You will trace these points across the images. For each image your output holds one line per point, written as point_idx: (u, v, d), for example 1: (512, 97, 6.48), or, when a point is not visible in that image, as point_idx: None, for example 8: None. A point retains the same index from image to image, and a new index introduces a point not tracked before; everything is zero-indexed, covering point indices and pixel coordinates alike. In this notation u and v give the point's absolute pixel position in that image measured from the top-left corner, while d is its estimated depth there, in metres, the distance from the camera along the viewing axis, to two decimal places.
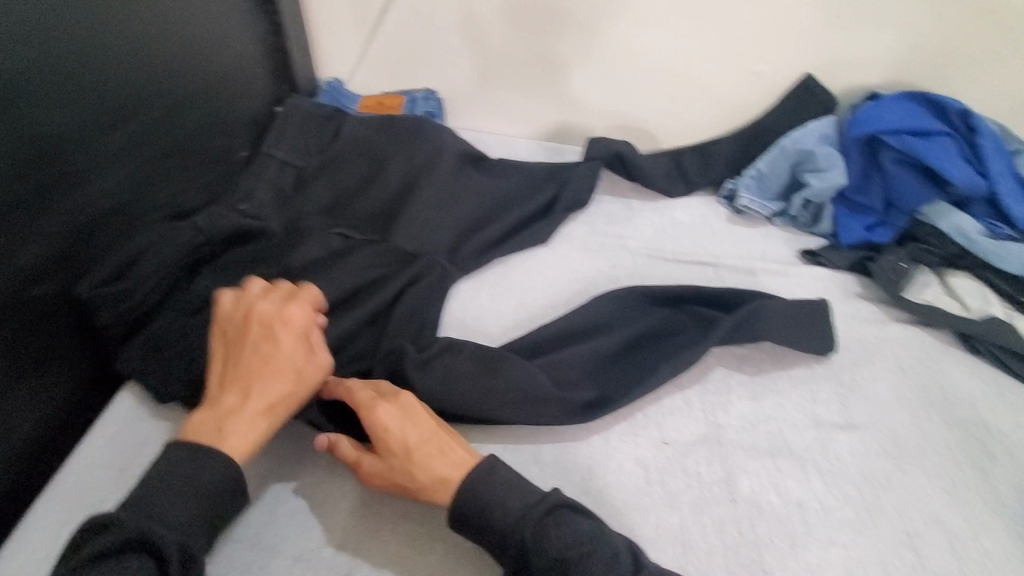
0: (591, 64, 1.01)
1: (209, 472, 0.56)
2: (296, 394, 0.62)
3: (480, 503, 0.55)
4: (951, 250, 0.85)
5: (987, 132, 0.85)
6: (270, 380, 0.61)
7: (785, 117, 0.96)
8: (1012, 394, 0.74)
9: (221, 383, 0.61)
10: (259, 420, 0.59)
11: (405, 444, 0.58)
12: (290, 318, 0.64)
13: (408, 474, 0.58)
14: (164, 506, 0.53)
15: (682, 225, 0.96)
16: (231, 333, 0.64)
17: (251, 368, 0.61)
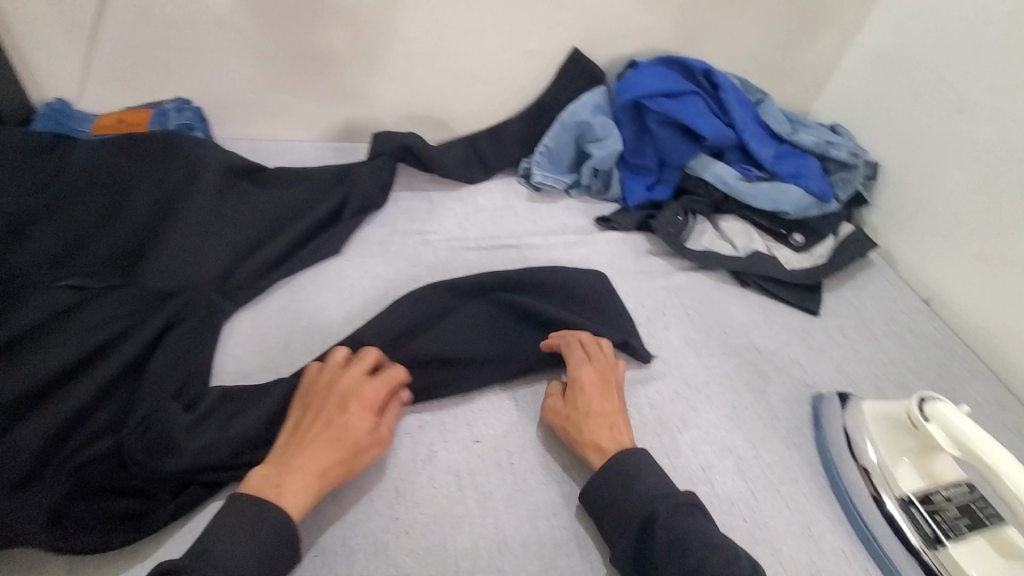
0: (362, 55, 0.95)
1: (267, 525, 0.50)
2: (347, 464, 0.56)
3: (622, 470, 0.57)
4: (715, 196, 0.95)
5: (727, 86, 0.94)
6: (322, 449, 0.55)
7: (561, 92, 1.00)
8: (776, 315, 0.84)
9: (286, 449, 0.56)
10: (311, 487, 0.54)
11: (589, 410, 0.61)
12: (373, 389, 0.59)
13: (581, 430, 0.60)
14: (229, 552, 0.48)
15: (484, 210, 0.94)
16: (322, 400, 0.59)
17: (313, 437, 0.56)
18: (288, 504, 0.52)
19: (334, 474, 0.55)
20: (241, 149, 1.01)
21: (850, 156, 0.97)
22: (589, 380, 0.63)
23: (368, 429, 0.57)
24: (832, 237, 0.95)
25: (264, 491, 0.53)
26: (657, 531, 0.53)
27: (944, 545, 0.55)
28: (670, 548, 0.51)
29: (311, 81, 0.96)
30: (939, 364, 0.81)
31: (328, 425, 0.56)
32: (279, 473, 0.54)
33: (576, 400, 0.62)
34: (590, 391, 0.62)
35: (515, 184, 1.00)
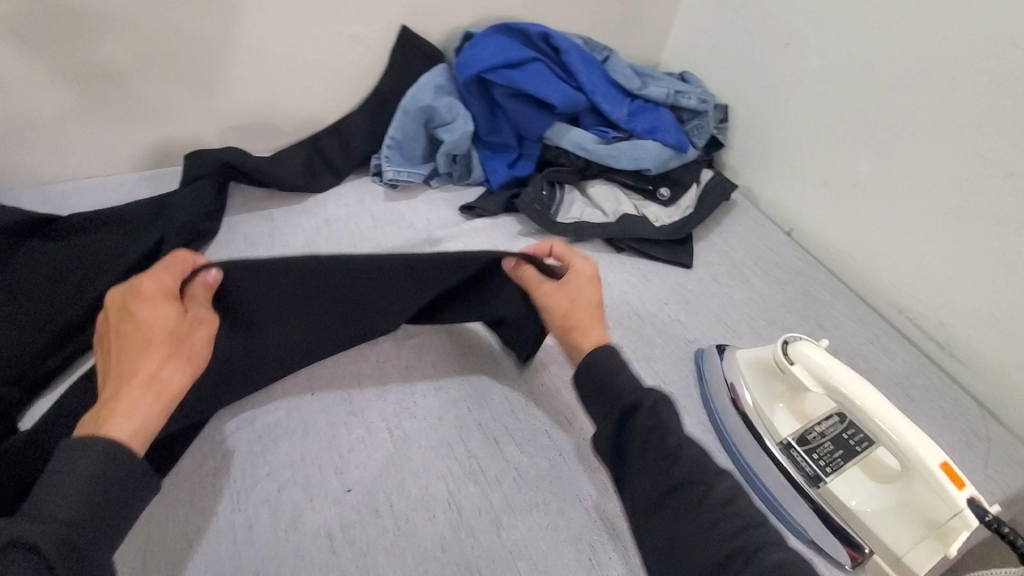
0: (154, 66, 0.80)
1: (91, 461, 0.41)
2: (173, 359, 0.48)
3: (609, 363, 0.55)
4: (579, 164, 0.92)
5: (569, 48, 0.90)
6: (133, 355, 0.46)
7: (400, 79, 0.92)
8: (652, 275, 0.83)
9: (100, 383, 0.47)
10: (143, 396, 0.45)
11: (580, 302, 0.59)
12: (149, 276, 0.50)
13: (572, 322, 0.58)
14: (54, 499, 0.39)
15: (336, 220, 0.85)
16: (106, 324, 0.49)
17: (114, 353, 0.47)
18: (121, 422, 0.44)
19: (168, 376, 0.47)
20: (26, 198, 0.82)
21: (700, 102, 0.98)
22: (587, 271, 0.61)
23: (171, 317, 0.49)
24: (695, 186, 0.95)
25: (89, 426, 0.44)
26: (639, 418, 0.51)
27: (824, 481, 0.55)
28: (646, 437, 0.50)
29: (95, 104, 0.80)
30: (806, 292, 0.85)
31: (130, 333, 0.48)
32: (98, 408, 0.45)
33: (568, 294, 0.59)
34: (581, 288, 0.60)
35: (369, 185, 0.91)
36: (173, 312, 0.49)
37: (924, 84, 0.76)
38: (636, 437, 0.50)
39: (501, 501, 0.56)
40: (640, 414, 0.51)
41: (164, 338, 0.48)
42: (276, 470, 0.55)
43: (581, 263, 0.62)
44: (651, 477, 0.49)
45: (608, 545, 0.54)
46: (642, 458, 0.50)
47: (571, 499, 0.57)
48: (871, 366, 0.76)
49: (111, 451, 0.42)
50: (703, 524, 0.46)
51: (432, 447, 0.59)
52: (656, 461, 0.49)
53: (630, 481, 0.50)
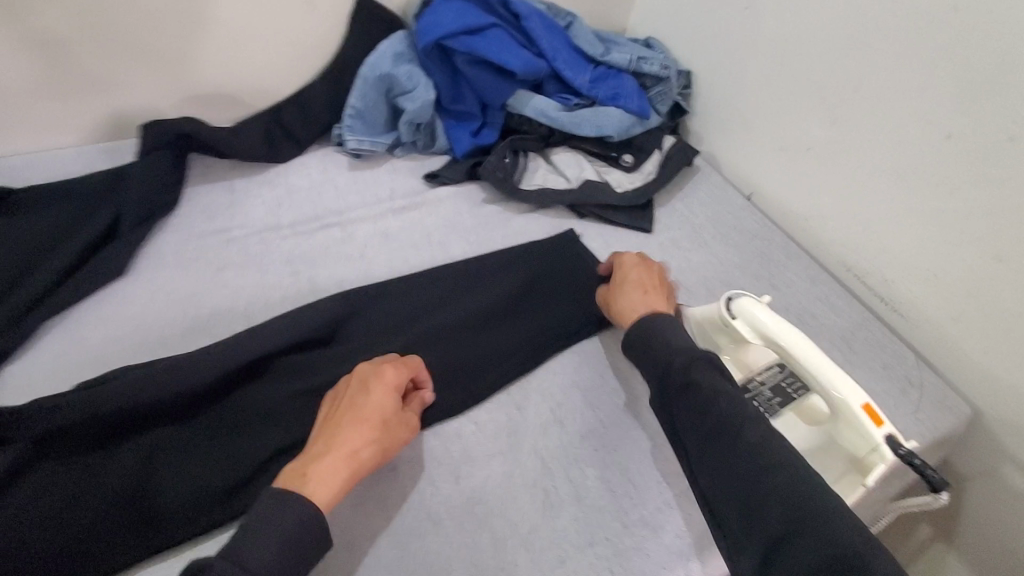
0: (102, 34, 0.79)
1: (291, 514, 0.47)
2: (377, 445, 0.52)
3: (647, 327, 0.61)
4: (542, 131, 0.93)
5: (528, 14, 0.90)
6: (353, 427, 0.52)
7: (358, 45, 0.91)
8: (614, 240, 0.85)
9: (318, 434, 0.54)
10: (343, 464, 0.50)
11: (625, 280, 0.68)
12: (396, 367, 0.57)
13: (617, 298, 0.67)
14: (251, 547, 0.45)
15: (299, 189, 0.85)
16: (339, 388, 0.57)
17: (338, 415, 0.54)
18: (318, 485, 0.49)
19: (363, 456, 0.51)
20: None
21: (662, 69, 0.99)
22: (634, 260, 0.70)
23: (392, 405, 0.54)
24: (658, 151, 0.97)
25: (295, 478, 0.49)
26: (671, 381, 0.57)
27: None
28: (683, 394, 0.55)
29: (42, 72, 0.79)
30: (762, 255, 0.88)
31: (353, 408, 0.54)
32: (307, 462, 0.51)
33: (616, 277, 0.70)
34: (625, 267, 0.69)
35: (332, 154, 0.91)
36: (393, 400, 0.55)
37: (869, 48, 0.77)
38: (676, 395, 0.56)
39: (460, 454, 0.59)
40: (676, 373, 0.57)
41: (377, 424, 0.53)
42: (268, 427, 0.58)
43: (628, 253, 0.71)
44: (689, 425, 0.54)
45: (563, 491, 0.57)
46: (680, 408, 0.55)
47: (527, 452, 0.60)
48: (818, 323, 0.80)
49: (305, 508, 0.47)
50: (738, 467, 0.51)
51: None
52: (694, 417, 0.54)
53: (680, 437, 0.55)
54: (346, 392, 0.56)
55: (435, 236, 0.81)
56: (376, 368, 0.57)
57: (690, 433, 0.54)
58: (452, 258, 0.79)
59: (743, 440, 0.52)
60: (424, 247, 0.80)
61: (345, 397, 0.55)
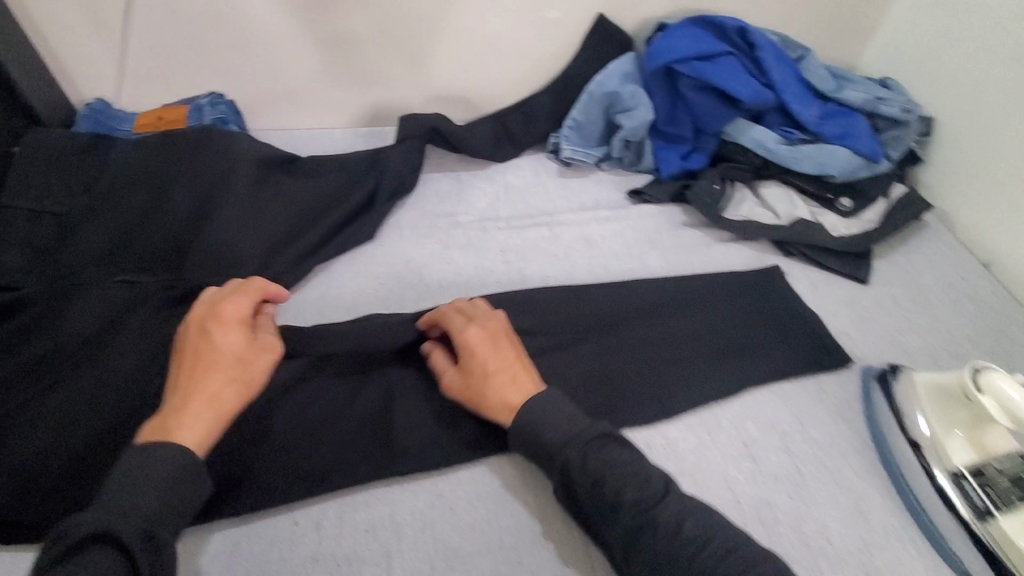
0: (385, 38, 0.94)
1: (165, 463, 0.51)
2: (243, 379, 0.58)
3: (535, 422, 0.57)
4: (756, 163, 0.90)
5: (765, 44, 0.88)
6: (208, 372, 0.57)
7: (589, 62, 0.97)
8: (822, 285, 0.81)
9: (176, 374, 0.58)
10: (204, 409, 0.55)
11: (483, 372, 0.60)
12: (234, 305, 0.61)
13: (486, 391, 0.60)
14: (133, 497, 0.49)
15: (514, 188, 0.93)
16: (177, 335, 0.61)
17: (190, 357, 0.58)
18: (185, 423, 0.54)
19: (225, 397, 0.57)
20: (275, 139, 1.02)
21: (902, 111, 0.91)
22: (480, 344, 0.62)
23: (240, 342, 0.60)
24: (883, 200, 0.89)
25: (161, 430, 0.54)
26: (579, 469, 0.54)
27: (993, 517, 0.56)
28: (590, 489, 0.53)
29: (334, 65, 0.96)
30: (1000, 332, 0.77)
31: (201, 355, 0.58)
32: (167, 412, 0.55)
33: (470, 366, 0.61)
34: (480, 352, 0.61)
35: (545, 160, 0.98)
36: (238, 339, 0.60)
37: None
38: (584, 486, 0.54)
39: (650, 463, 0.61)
40: (577, 470, 0.54)
41: (232, 363, 0.58)
42: None
43: (473, 330, 0.63)
44: (609, 518, 0.53)
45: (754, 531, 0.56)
46: (590, 497, 0.54)
47: (714, 477, 0.60)
48: None
49: (183, 454, 0.52)
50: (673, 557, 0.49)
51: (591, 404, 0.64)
52: (614, 504, 0.53)
53: (603, 529, 0.53)
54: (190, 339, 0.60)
55: (633, 250, 0.84)
56: (226, 307, 0.61)
57: (606, 525, 0.53)
58: (648, 273, 0.81)
59: (660, 524, 0.51)
60: (621, 258, 0.83)
61: (185, 345, 0.59)
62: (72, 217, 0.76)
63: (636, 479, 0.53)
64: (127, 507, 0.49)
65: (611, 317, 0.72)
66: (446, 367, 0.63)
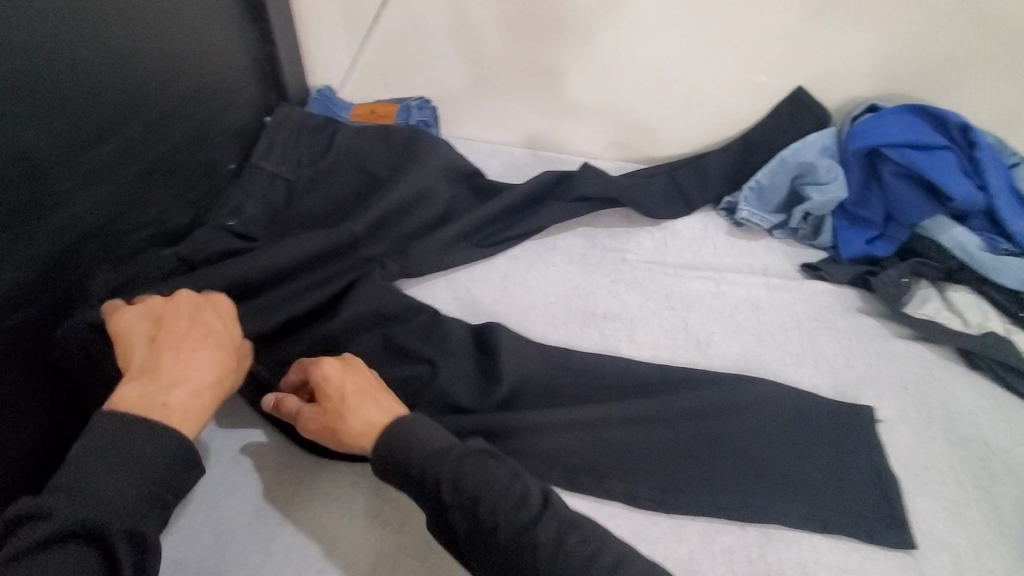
0: (586, 69, 0.99)
1: (156, 442, 0.51)
2: (225, 376, 0.58)
3: (407, 448, 0.55)
4: (950, 264, 0.85)
5: (986, 145, 0.84)
6: (201, 355, 0.57)
7: (774, 129, 0.96)
8: (1013, 409, 0.74)
9: (151, 348, 0.57)
10: (199, 394, 0.55)
11: (344, 392, 0.60)
12: (220, 311, 0.63)
13: (340, 419, 0.59)
14: (113, 491, 0.48)
15: (681, 237, 0.94)
16: (160, 312, 0.61)
17: (181, 333, 0.58)
18: (183, 418, 0.53)
19: (219, 381, 0.57)
20: (461, 146, 1.11)
21: None
22: (335, 369, 0.62)
23: (226, 339, 0.60)
24: None
25: (152, 401, 0.53)
26: (458, 483, 0.52)
27: None
28: (469, 506, 0.51)
29: (533, 90, 1.03)
30: None
31: (187, 334, 0.59)
32: (159, 391, 0.54)
33: (326, 397, 0.61)
34: (337, 378, 0.61)
35: (714, 217, 0.98)
36: (223, 338, 0.61)
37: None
38: (455, 506, 0.52)
39: (810, 551, 0.60)
40: (447, 491, 0.52)
41: (224, 357, 0.59)
42: (640, 429, 0.67)
43: (331, 357, 0.63)
44: (484, 543, 0.51)
45: None
46: (466, 522, 0.51)
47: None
48: None
49: (179, 436, 0.52)
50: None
51: (747, 472, 0.64)
52: (506, 518, 0.51)
53: (481, 557, 0.51)
54: (172, 314, 0.60)
55: (802, 325, 0.81)
56: (206, 308, 0.62)
57: (493, 549, 0.50)
58: (817, 352, 0.78)
59: (539, 548, 0.49)
60: (790, 331, 0.80)
61: (183, 323, 0.59)
62: (303, 185, 0.87)
63: (503, 490, 0.52)
64: (105, 503, 0.47)
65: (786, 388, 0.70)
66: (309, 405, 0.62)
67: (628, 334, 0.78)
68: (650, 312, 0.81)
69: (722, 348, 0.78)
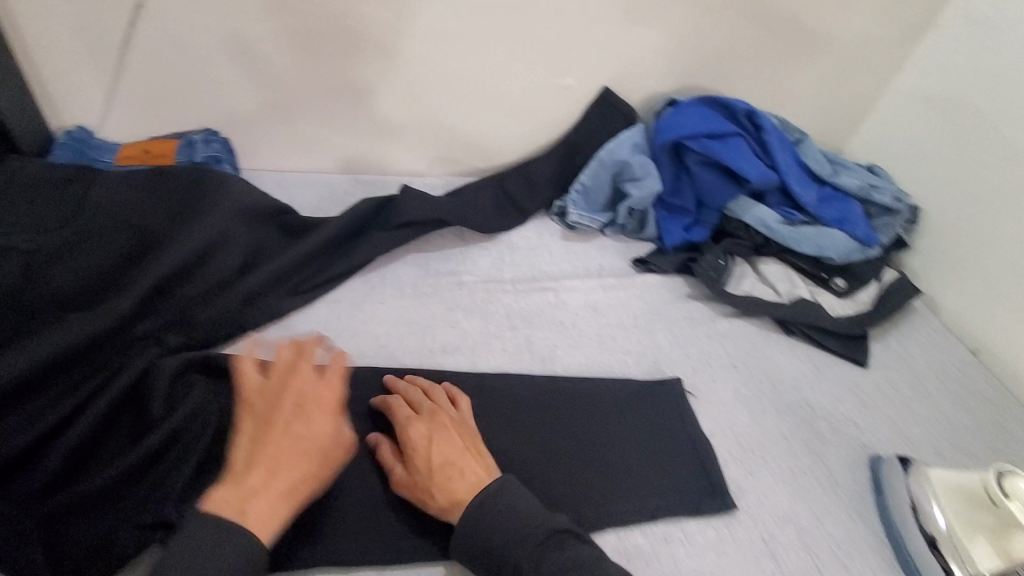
0: (393, 84, 0.92)
1: (231, 548, 0.49)
2: (311, 474, 0.56)
3: (487, 522, 0.55)
4: (757, 240, 0.92)
5: (770, 128, 0.92)
6: (293, 459, 0.55)
7: (589, 131, 0.97)
8: (824, 366, 0.81)
9: (247, 459, 0.55)
10: (275, 502, 0.53)
11: (431, 463, 0.58)
12: (326, 388, 0.60)
13: (429, 491, 0.58)
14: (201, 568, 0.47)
15: (517, 249, 0.91)
16: (261, 408, 0.59)
17: (278, 444, 0.56)
18: (258, 524, 0.51)
19: (300, 491, 0.55)
20: (269, 180, 0.98)
21: (895, 200, 0.94)
22: (424, 438, 0.60)
23: (329, 433, 0.58)
24: (875, 283, 0.91)
25: (227, 512, 0.51)
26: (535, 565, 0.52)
27: None
28: None
29: (339, 110, 0.94)
30: (993, 422, 0.79)
31: (300, 433, 0.57)
32: (240, 496, 0.52)
33: (414, 463, 0.59)
34: (421, 446, 0.59)
35: (548, 223, 0.96)
36: (330, 424, 0.58)
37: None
38: None
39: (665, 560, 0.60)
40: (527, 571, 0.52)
41: (317, 455, 0.57)
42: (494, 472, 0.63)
43: (418, 423, 0.61)
44: None
45: None
46: None
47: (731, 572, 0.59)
48: None
49: (249, 538, 0.50)
50: None
51: (603, 492, 0.63)
52: None
53: None
54: (263, 409, 0.59)
55: (640, 322, 0.82)
56: (313, 385, 0.60)
57: None
58: (656, 348, 0.79)
59: None
60: (630, 330, 0.81)
61: (288, 414, 0.58)
62: (44, 255, 0.69)
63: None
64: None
65: (628, 390, 0.72)
66: (400, 462, 0.61)
67: (470, 365, 0.73)
68: (493, 337, 0.76)
69: (567, 361, 0.76)
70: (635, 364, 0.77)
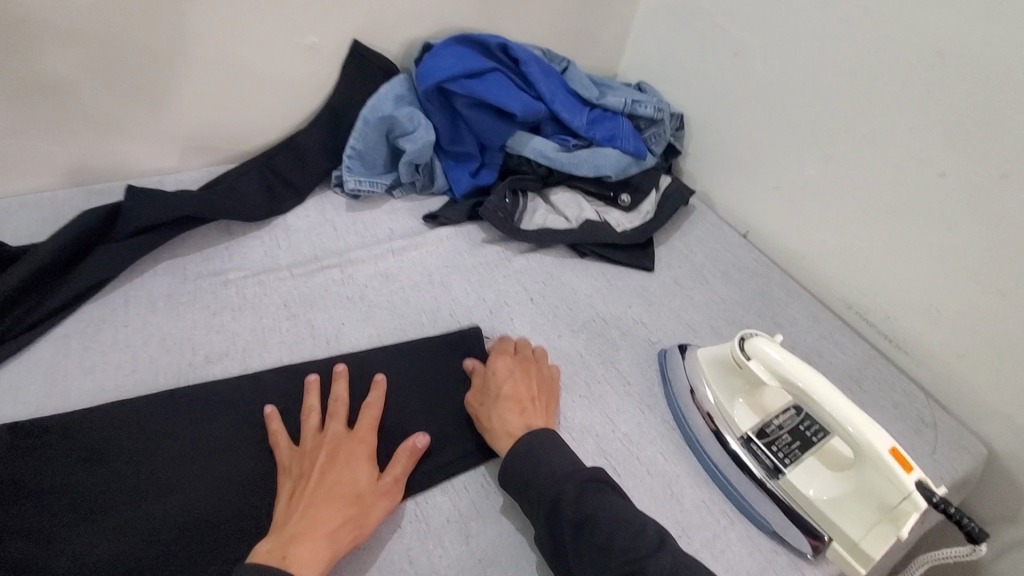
0: (99, 74, 0.76)
1: None
2: (355, 520, 0.52)
3: (539, 453, 0.57)
4: (540, 170, 0.93)
5: (527, 58, 0.91)
6: (331, 502, 0.52)
7: (350, 93, 0.90)
8: (615, 279, 0.85)
9: (287, 507, 0.53)
10: (320, 546, 0.49)
11: (502, 393, 0.63)
12: (364, 424, 0.59)
13: (488, 416, 0.62)
14: None
15: (295, 231, 0.83)
16: (296, 464, 0.57)
17: (313, 488, 0.53)
18: (302, 568, 0.48)
19: (342, 532, 0.51)
20: None
21: (655, 111, 0.98)
22: (507, 368, 0.66)
23: (368, 477, 0.55)
24: (655, 192, 0.96)
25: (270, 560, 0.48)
26: (568, 511, 0.53)
27: (781, 473, 0.61)
28: (576, 533, 0.52)
29: (37, 116, 0.76)
30: (760, 292, 0.88)
31: (329, 479, 0.54)
32: (283, 543, 0.50)
33: (490, 386, 0.64)
34: (501, 376, 0.65)
35: (330, 197, 0.90)
36: (367, 468, 0.56)
37: (848, 82, 0.79)
38: (568, 534, 0.52)
39: (469, 506, 0.59)
40: (567, 506, 0.53)
41: (352, 500, 0.53)
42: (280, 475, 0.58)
43: (508, 357, 0.67)
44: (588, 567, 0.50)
45: None
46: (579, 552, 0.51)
47: None
48: (823, 360, 0.82)
49: None
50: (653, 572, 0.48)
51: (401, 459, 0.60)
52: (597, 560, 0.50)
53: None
54: (299, 463, 0.56)
55: (435, 278, 0.79)
56: (342, 436, 0.58)
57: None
58: (452, 300, 0.77)
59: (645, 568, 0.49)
60: (423, 288, 0.78)
61: (321, 463, 0.55)
62: None
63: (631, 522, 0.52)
64: None
65: (422, 350, 0.69)
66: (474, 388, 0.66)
67: (243, 367, 0.66)
68: (270, 332, 0.69)
69: (357, 336, 0.71)
70: (431, 321, 0.74)
